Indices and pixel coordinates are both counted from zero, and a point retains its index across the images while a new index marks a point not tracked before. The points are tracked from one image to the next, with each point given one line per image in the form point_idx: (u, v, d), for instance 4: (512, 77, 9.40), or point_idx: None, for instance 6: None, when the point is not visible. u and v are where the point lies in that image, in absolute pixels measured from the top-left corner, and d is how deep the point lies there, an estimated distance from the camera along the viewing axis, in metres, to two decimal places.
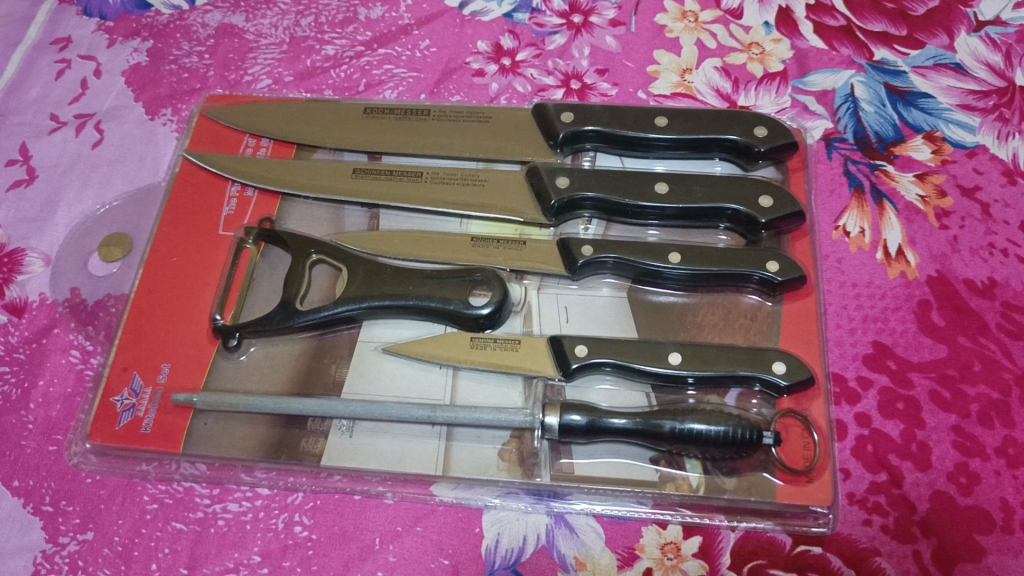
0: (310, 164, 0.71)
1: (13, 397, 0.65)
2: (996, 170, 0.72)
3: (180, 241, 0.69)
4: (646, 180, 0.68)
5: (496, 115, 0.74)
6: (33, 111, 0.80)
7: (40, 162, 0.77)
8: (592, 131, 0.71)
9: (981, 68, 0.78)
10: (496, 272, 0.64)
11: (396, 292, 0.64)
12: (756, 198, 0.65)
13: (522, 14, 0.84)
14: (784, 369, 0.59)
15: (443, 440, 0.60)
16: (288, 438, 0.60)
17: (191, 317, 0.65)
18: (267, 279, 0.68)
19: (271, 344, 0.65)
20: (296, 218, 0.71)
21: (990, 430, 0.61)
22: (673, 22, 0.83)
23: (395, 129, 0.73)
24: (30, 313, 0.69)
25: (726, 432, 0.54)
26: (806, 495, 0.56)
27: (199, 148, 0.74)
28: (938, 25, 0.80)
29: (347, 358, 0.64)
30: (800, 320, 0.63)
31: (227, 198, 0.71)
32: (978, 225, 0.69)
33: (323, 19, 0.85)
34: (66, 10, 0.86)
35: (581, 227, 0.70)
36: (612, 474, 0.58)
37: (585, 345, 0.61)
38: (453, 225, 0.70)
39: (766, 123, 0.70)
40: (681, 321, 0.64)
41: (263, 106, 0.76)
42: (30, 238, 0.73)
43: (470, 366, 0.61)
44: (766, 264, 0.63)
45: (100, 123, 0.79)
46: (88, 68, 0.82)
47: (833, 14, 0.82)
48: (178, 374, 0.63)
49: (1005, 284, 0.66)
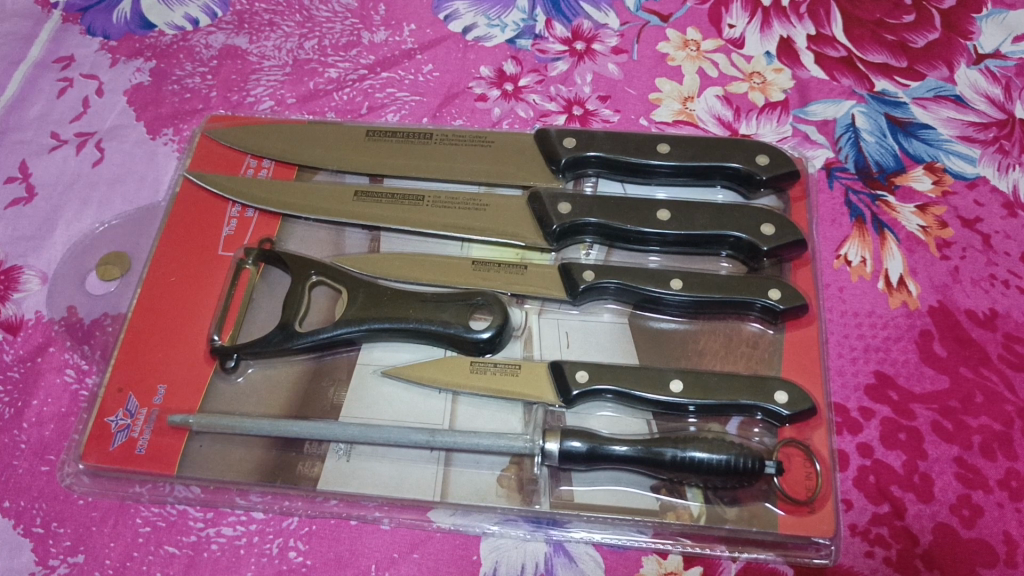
0: (310, 186, 0.71)
1: (5, 416, 0.65)
2: (996, 201, 0.72)
3: (178, 260, 0.68)
4: (648, 206, 0.68)
5: (498, 140, 0.74)
6: (34, 128, 0.80)
7: (40, 180, 0.77)
8: (594, 157, 0.71)
9: (980, 101, 0.78)
10: (497, 296, 0.64)
11: (396, 316, 0.63)
12: (758, 226, 0.65)
13: (525, 40, 0.85)
14: (785, 399, 0.58)
15: (441, 465, 0.59)
16: (284, 461, 0.59)
17: (189, 338, 0.65)
18: (266, 300, 0.68)
19: (269, 366, 0.64)
20: (296, 238, 0.70)
21: (993, 462, 0.60)
22: (675, 50, 0.83)
23: (397, 152, 0.73)
24: (26, 331, 0.68)
25: (728, 461, 0.54)
26: (807, 526, 0.55)
27: (200, 167, 0.74)
28: (938, 57, 0.81)
29: (346, 381, 0.63)
30: (801, 349, 0.62)
31: (228, 218, 0.71)
32: (979, 257, 0.69)
33: (326, 42, 0.85)
34: (69, 29, 0.86)
35: (582, 252, 0.70)
36: (612, 502, 0.57)
37: (587, 371, 0.60)
38: (454, 248, 0.70)
39: (769, 152, 0.70)
40: (682, 349, 0.64)
41: (265, 127, 0.76)
42: (27, 256, 0.72)
43: (469, 391, 0.61)
44: (768, 291, 0.63)
45: (101, 141, 0.79)
46: (90, 87, 0.82)
47: (834, 45, 0.82)
48: (175, 396, 0.62)
49: (1006, 316, 0.66)
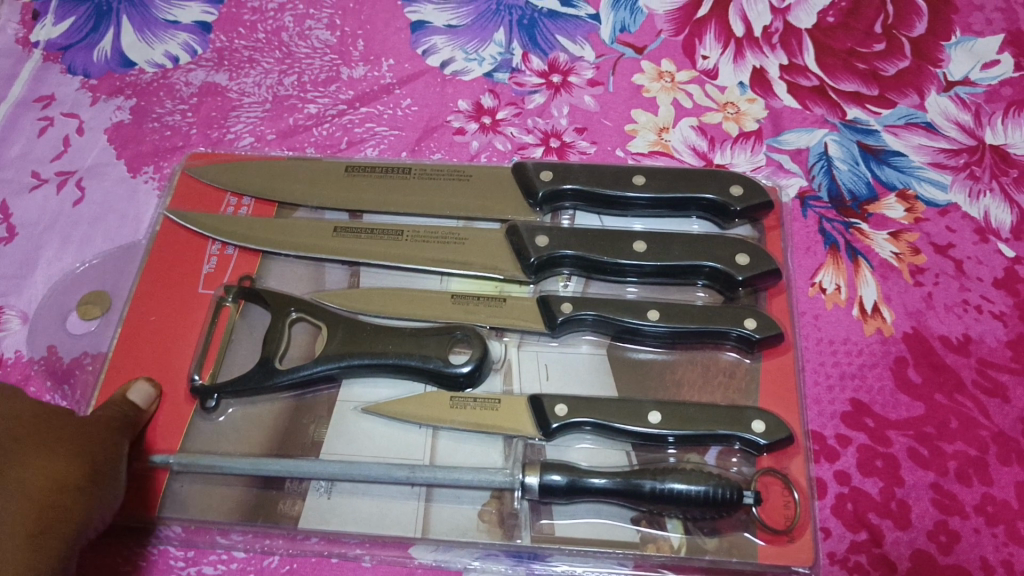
0: (288, 222, 0.71)
1: None
2: (968, 227, 0.73)
3: (160, 299, 0.69)
4: (624, 237, 0.68)
5: (478, 174, 0.75)
6: (15, 168, 0.80)
7: (20, 220, 0.77)
8: (569, 190, 0.72)
9: (951, 128, 0.79)
10: (477, 330, 0.65)
11: (374, 351, 0.64)
12: (734, 256, 0.66)
13: (502, 74, 0.86)
14: (763, 428, 0.59)
15: (423, 501, 0.59)
16: (265, 499, 0.59)
17: (170, 377, 0.65)
18: (245, 338, 0.68)
19: (249, 404, 0.65)
20: (275, 276, 0.71)
21: (968, 487, 0.61)
22: (650, 82, 0.84)
23: (376, 187, 0.74)
24: (6, 371, 0.68)
25: (706, 492, 0.55)
26: (787, 556, 0.56)
27: (180, 207, 0.75)
28: (908, 85, 0.82)
29: (326, 418, 0.63)
30: (778, 378, 0.63)
31: (207, 255, 0.71)
32: (952, 283, 0.70)
33: (306, 78, 0.86)
34: (50, 68, 0.87)
35: (561, 284, 0.70)
36: (593, 535, 0.57)
37: (566, 404, 0.61)
38: (433, 283, 0.70)
39: (742, 182, 0.71)
40: (661, 379, 0.64)
41: (245, 163, 0.76)
42: (8, 296, 0.72)
43: (450, 426, 0.61)
44: (744, 321, 0.63)
45: (81, 180, 0.80)
46: (70, 125, 0.83)
47: (806, 74, 0.83)
48: (156, 435, 0.62)
49: (979, 341, 0.67)
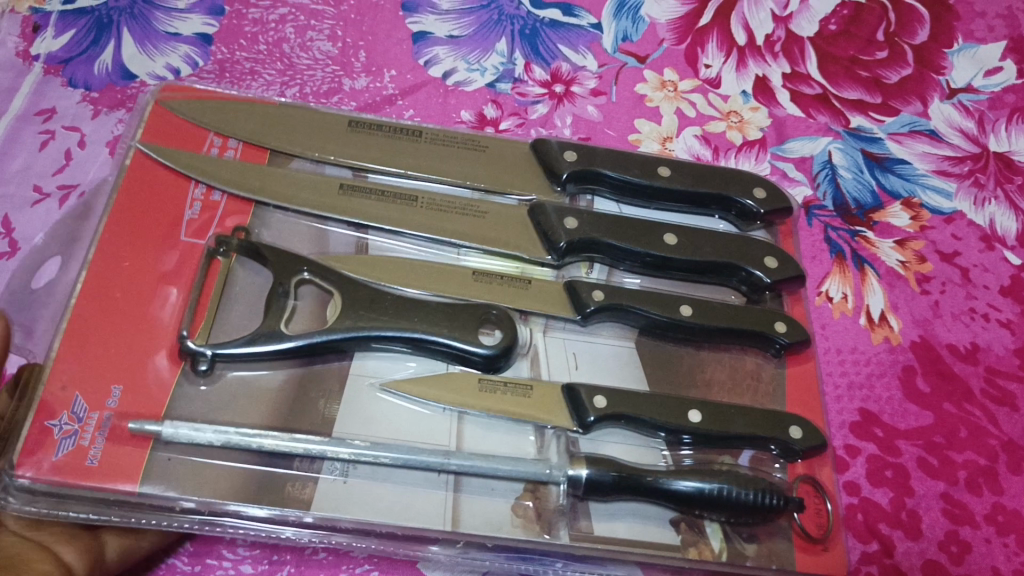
0: (292, 176, 0.69)
1: None
2: (973, 235, 0.73)
3: (136, 249, 0.63)
4: (654, 231, 0.68)
5: (491, 145, 0.74)
6: (16, 182, 0.80)
7: (23, 235, 0.76)
8: (607, 175, 0.72)
9: (955, 135, 0.79)
10: (508, 311, 0.64)
11: (402, 325, 0.62)
12: (763, 259, 0.67)
13: (504, 84, 0.86)
14: (800, 435, 0.60)
15: (451, 491, 0.57)
16: (272, 482, 0.56)
17: (151, 335, 0.60)
18: (238, 298, 0.64)
19: (248, 371, 0.61)
20: (271, 228, 0.68)
21: (978, 497, 0.61)
22: (653, 91, 0.84)
23: (382, 146, 0.73)
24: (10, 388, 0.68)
25: (756, 497, 0.56)
26: (826, 565, 0.57)
27: (155, 138, 0.70)
28: (912, 92, 0.82)
29: (337, 393, 0.60)
30: (803, 386, 0.64)
31: (191, 200, 0.67)
32: (958, 291, 0.70)
33: (308, 90, 0.85)
34: (51, 81, 0.86)
35: (584, 271, 0.70)
36: (633, 535, 0.57)
37: (604, 397, 0.60)
38: (450, 255, 0.69)
39: (765, 186, 0.72)
40: (691, 377, 0.64)
41: (231, 105, 0.73)
42: None
43: (479, 412, 0.59)
44: (777, 325, 0.64)
45: (84, 194, 0.79)
46: (72, 139, 0.83)
47: (809, 82, 0.83)
48: (132, 400, 0.57)
49: (987, 349, 0.67)
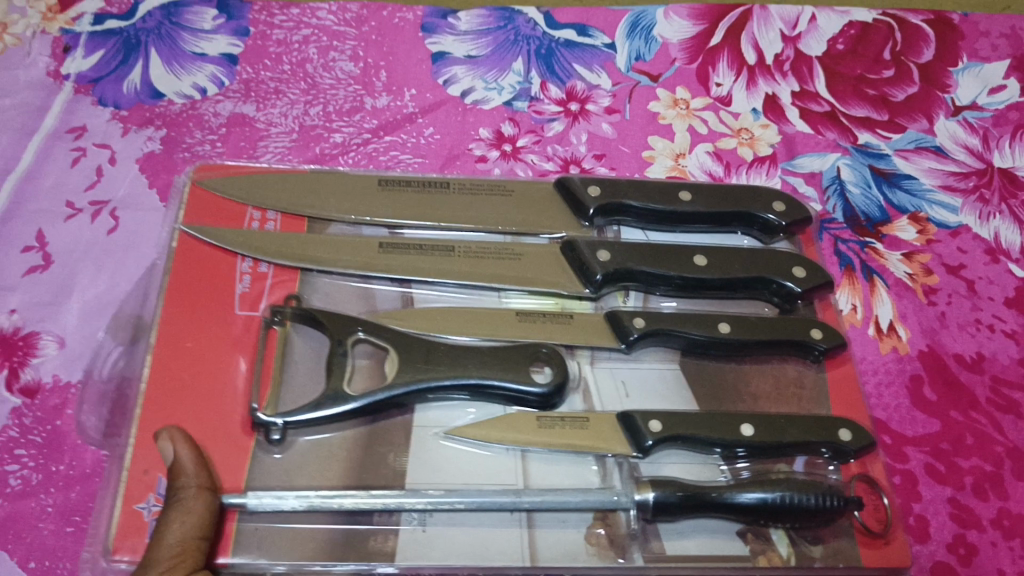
0: (333, 239, 0.72)
1: (33, 481, 0.66)
2: (979, 248, 0.76)
3: (194, 324, 0.66)
4: (685, 253, 0.71)
5: (517, 189, 0.77)
6: (49, 198, 0.82)
7: (56, 248, 0.79)
8: (637, 207, 0.74)
9: (960, 151, 0.82)
10: (556, 349, 0.66)
11: (458, 372, 0.64)
12: (791, 269, 0.70)
13: (521, 102, 0.88)
14: (850, 437, 0.62)
15: (524, 527, 0.59)
16: (353, 537, 0.57)
17: (222, 408, 0.62)
18: (300, 365, 0.66)
19: (320, 434, 0.62)
20: (320, 294, 0.70)
21: (985, 502, 0.63)
22: (665, 109, 0.86)
23: (415, 201, 0.75)
24: (44, 395, 0.70)
25: (817, 501, 0.58)
26: (890, 558, 0.59)
27: (198, 220, 0.73)
28: (917, 110, 0.84)
29: (404, 446, 0.62)
30: (843, 387, 0.67)
31: (239, 273, 0.70)
32: (964, 302, 0.73)
33: (331, 109, 0.89)
34: (82, 100, 0.89)
35: (621, 300, 0.72)
36: (704, 551, 0.59)
37: (660, 421, 0.62)
38: (491, 298, 0.71)
39: (783, 199, 0.75)
40: (736, 391, 0.66)
41: (265, 179, 0.76)
42: (45, 322, 0.74)
43: (538, 447, 0.61)
44: (812, 332, 0.67)
45: (115, 210, 0.82)
46: (103, 156, 0.85)
47: (817, 100, 0.86)
48: (214, 474, 0.59)
49: (993, 359, 0.69)
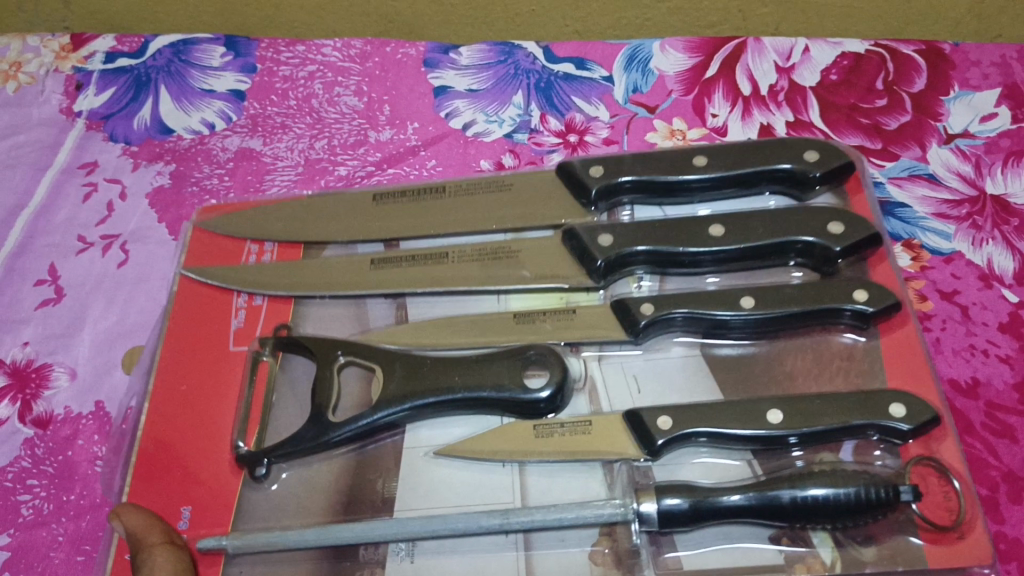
0: (328, 263, 0.75)
1: (45, 511, 0.67)
2: (972, 274, 0.77)
3: (188, 363, 0.71)
4: (700, 224, 0.72)
5: (516, 182, 0.79)
6: (62, 232, 0.84)
7: (68, 282, 0.81)
8: (628, 182, 0.76)
9: (952, 178, 0.83)
10: (551, 349, 0.67)
11: (439, 389, 0.66)
12: (825, 226, 0.70)
13: (521, 135, 0.90)
14: (904, 414, 0.61)
15: (521, 550, 0.60)
16: (341, 571, 0.60)
17: (215, 448, 0.66)
18: (289, 396, 0.70)
19: (303, 467, 0.66)
20: (312, 320, 0.73)
21: None
22: (662, 140, 0.88)
23: (406, 211, 0.78)
24: (56, 425, 0.72)
25: (859, 493, 0.56)
26: (963, 555, 0.56)
27: (196, 262, 0.77)
28: (911, 137, 0.86)
29: (393, 471, 0.64)
30: (898, 350, 0.66)
31: (235, 308, 0.74)
32: (959, 327, 0.74)
33: (336, 142, 0.91)
34: (93, 136, 0.92)
35: (634, 285, 0.74)
36: (733, 561, 0.58)
37: (668, 417, 0.63)
38: (491, 303, 0.73)
39: (817, 148, 0.75)
40: (770, 373, 0.67)
41: (261, 212, 0.80)
42: (57, 353, 0.76)
43: (539, 458, 0.63)
44: (855, 296, 0.67)
45: (126, 243, 0.84)
46: (114, 191, 0.87)
47: (811, 129, 0.87)
48: (201, 517, 0.63)
49: (987, 384, 0.70)
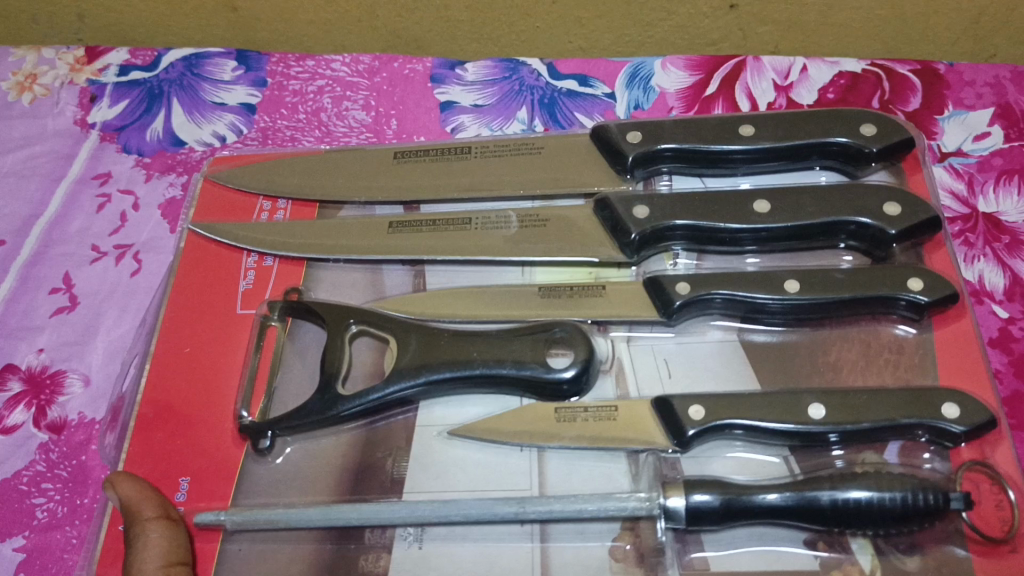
0: (345, 222, 0.78)
1: (59, 514, 0.69)
2: (963, 290, 0.78)
3: (191, 329, 0.73)
4: (744, 201, 0.73)
5: (547, 145, 0.82)
6: (76, 242, 0.86)
7: (82, 290, 0.83)
8: (669, 150, 0.79)
9: (945, 196, 0.85)
10: (576, 328, 0.68)
11: (459, 360, 0.67)
12: (881, 207, 0.71)
13: None
14: (957, 414, 0.61)
15: (536, 540, 0.61)
16: (343, 555, 0.61)
17: (216, 416, 0.68)
18: (297, 364, 0.72)
19: (308, 441, 0.68)
20: (324, 286, 0.76)
21: None
22: None
23: (427, 170, 0.81)
24: (69, 431, 0.74)
25: (906, 497, 0.57)
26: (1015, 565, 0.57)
27: (210, 216, 0.81)
28: None
29: (405, 450, 0.66)
30: (952, 346, 0.67)
31: (245, 269, 0.76)
32: None
33: None
34: (107, 148, 0.94)
35: (669, 262, 0.76)
36: (769, 561, 0.59)
37: (700, 407, 0.64)
38: (514, 274, 0.76)
39: (872, 122, 0.77)
40: (814, 360, 0.68)
41: (280, 168, 0.83)
42: (71, 361, 0.78)
43: (562, 442, 0.64)
44: (910, 284, 0.68)
45: (138, 253, 0.86)
46: (127, 202, 0.90)
47: None
48: (200, 487, 0.64)
49: None
